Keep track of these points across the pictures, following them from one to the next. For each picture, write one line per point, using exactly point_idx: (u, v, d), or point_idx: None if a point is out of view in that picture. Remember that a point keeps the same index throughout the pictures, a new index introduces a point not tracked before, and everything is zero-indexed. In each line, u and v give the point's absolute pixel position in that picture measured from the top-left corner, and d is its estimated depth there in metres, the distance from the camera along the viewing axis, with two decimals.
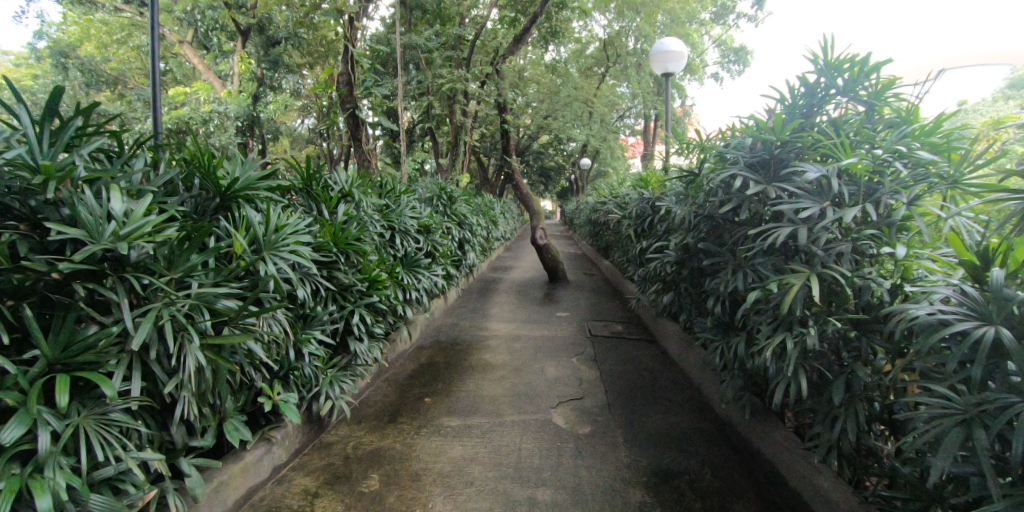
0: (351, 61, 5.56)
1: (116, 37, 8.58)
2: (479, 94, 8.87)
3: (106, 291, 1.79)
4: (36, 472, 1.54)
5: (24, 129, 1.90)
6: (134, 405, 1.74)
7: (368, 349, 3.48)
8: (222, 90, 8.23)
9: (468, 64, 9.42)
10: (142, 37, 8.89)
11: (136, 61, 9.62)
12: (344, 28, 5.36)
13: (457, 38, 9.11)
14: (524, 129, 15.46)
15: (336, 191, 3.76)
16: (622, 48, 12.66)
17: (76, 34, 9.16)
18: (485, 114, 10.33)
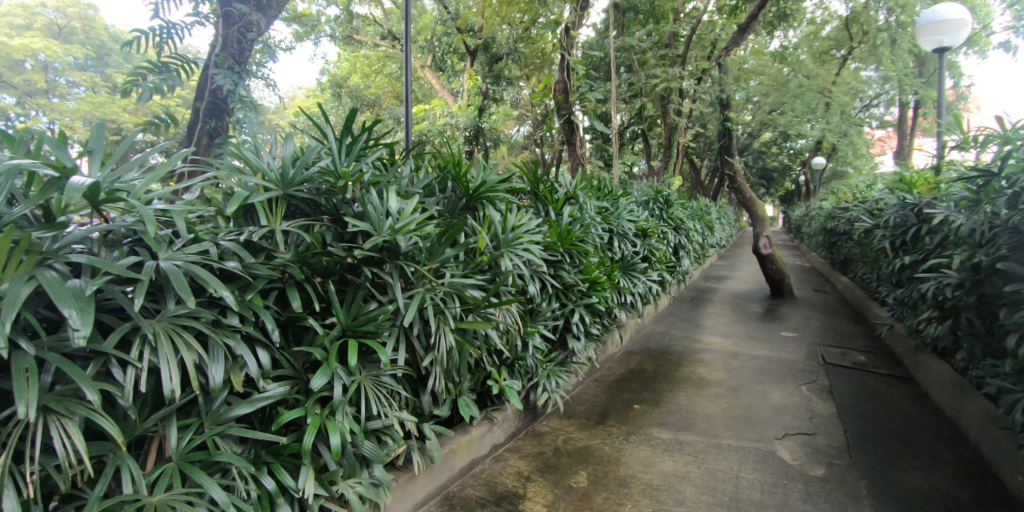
0: (567, 69, 5.63)
1: (375, 67, 10.27)
2: (696, 91, 8.44)
3: (385, 275, 2.15)
4: (330, 415, 1.86)
5: (329, 142, 2.39)
6: (399, 373, 2.07)
7: (584, 348, 3.58)
8: (455, 104, 8.78)
9: (684, 61, 9.05)
10: (394, 65, 10.38)
11: (388, 86, 11.29)
12: (560, 38, 5.58)
13: (672, 34, 8.81)
14: (747, 128, 14.23)
15: (563, 193, 3.95)
16: (872, 24, 10.85)
17: (346, 70, 11.09)
18: (703, 111, 9.77)
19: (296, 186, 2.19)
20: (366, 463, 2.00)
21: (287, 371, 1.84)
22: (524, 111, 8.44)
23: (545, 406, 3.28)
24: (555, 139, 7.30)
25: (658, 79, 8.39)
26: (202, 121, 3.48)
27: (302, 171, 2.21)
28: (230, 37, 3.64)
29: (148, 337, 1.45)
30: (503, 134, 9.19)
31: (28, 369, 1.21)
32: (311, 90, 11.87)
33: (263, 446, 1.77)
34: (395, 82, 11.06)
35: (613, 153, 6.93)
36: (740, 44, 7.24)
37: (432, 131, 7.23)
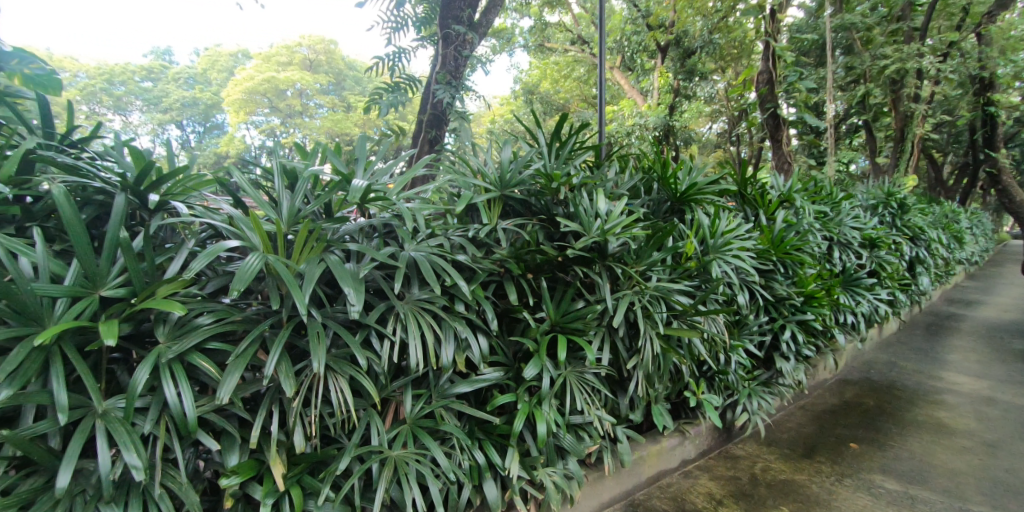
0: (773, 57, 5.20)
1: (565, 72, 10.47)
2: (943, 73, 7.03)
3: (594, 274, 2.21)
4: (537, 404, 1.97)
5: (541, 145, 2.55)
6: (603, 372, 2.12)
7: (794, 370, 3.22)
8: (643, 103, 8.60)
9: (925, 37, 7.62)
10: (583, 68, 10.40)
11: (576, 91, 11.39)
12: (765, 23, 5.10)
13: (909, 6, 7.47)
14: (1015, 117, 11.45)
15: (776, 196, 3.62)
16: None
17: (535, 78, 11.46)
18: (948, 95, 8.12)
19: (512, 187, 2.36)
20: (561, 454, 2.07)
21: (500, 358, 1.99)
22: (719, 107, 7.85)
23: (743, 428, 3.03)
24: (755, 136, 6.68)
25: (887, 60, 7.18)
26: (425, 130, 4.10)
27: (518, 174, 2.37)
28: (448, 55, 4.11)
29: (399, 314, 1.67)
30: (696, 133, 8.69)
31: (319, 331, 1.45)
32: (506, 98, 12.51)
33: (476, 424, 1.93)
34: (584, 85, 11.14)
35: (829, 150, 6.08)
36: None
37: (620, 133, 7.08)
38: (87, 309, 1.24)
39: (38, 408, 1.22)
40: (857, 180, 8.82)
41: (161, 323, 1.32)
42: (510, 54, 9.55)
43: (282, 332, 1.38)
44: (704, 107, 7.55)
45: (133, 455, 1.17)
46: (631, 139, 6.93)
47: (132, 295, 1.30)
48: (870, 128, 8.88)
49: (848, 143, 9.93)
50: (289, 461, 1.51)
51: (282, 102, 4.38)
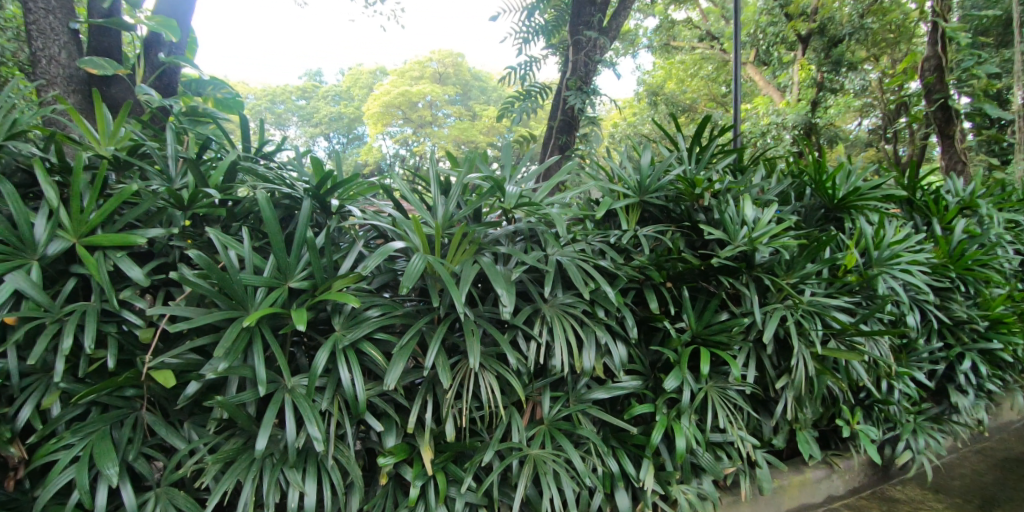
0: (942, 40, 4.67)
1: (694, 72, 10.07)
2: None
3: (741, 285, 2.11)
4: (676, 417, 1.91)
5: (680, 151, 2.49)
6: (748, 389, 2.01)
7: (974, 406, 2.79)
8: (780, 100, 8.00)
9: None
10: (711, 65, 10.34)
11: (705, 90, 10.87)
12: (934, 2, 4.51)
13: None
14: None
15: (953, 203, 3.17)
16: None
17: (660, 78, 11.10)
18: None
19: (651, 193, 2.32)
20: (696, 472, 1.99)
21: (638, 367, 1.96)
22: (874, 102, 7.02)
23: (905, 468, 2.68)
24: (919, 133, 5.89)
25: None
26: (555, 136, 4.16)
27: (657, 179, 2.33)
28: (579, 61, 4.16)
29: (545, 316, 1.71)
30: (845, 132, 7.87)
31: (473, 329, 1.53)
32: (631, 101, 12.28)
33: (611, 432, 1.92)
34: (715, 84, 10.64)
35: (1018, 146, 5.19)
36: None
37: (754, 134, 6.62)
38: (281, 296, 1.43)
39: (240, 380, 1.43)
40: None
41: (336, 313, 1.47)
42: (635, 57, 9.39)
43: (440, 327, 1.48)
44: (854, 103, 6.81)
45: (315, 428, 1.32)
46: (768, 140, 6.44)
47: (315, 287, 1.48)
48: None
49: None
50: (436, 448, 1.61)
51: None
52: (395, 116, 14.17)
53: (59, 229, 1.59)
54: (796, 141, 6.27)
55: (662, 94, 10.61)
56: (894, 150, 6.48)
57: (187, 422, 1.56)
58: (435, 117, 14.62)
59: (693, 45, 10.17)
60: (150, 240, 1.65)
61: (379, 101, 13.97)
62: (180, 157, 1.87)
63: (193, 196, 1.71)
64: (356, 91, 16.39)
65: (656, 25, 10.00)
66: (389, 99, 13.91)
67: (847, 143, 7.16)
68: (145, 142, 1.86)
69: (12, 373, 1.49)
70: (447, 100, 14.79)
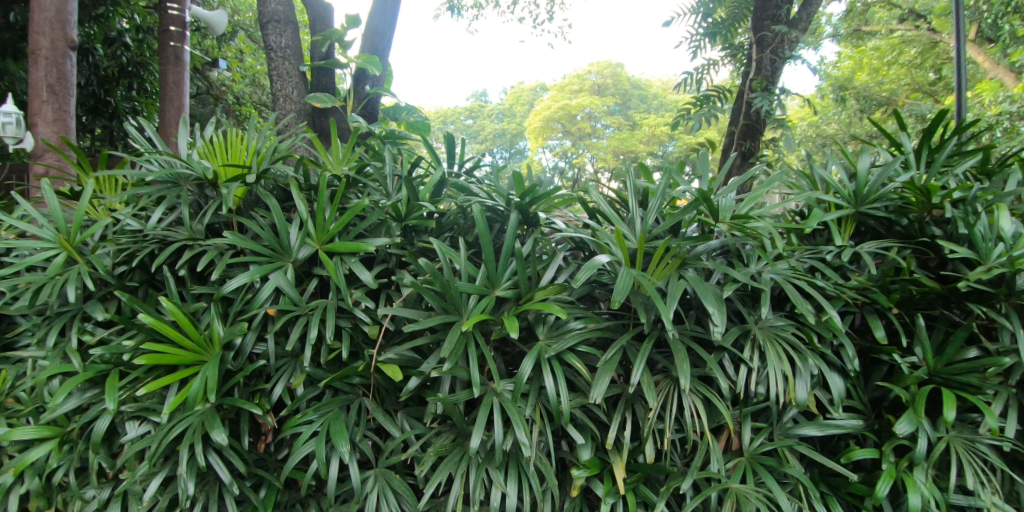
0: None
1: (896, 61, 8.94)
2: None
3: (999, 316, 1.75)
4: (908, 468, 1.64)
5: (907, 154, 2.17)
6: (1008, 445, 1.65)
7: None
8: (1015, 84, 6.69)
9: None
10: (916, 50, 8.85)
11: (907, 78, 9.45)
12: None
13: None
14: None
15: None
16: None
17: (849, 70, 9.93)
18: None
19: (871, 203, 2.03)
20: None
21: (858, 403, 1.73)
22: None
23: None
24: None
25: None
26: (738, 142, 3.89)
27: (879, 187, 2.03)
28: (764, 60, 3.85)
29: (757, 340, 1.58)
30: None
31: (679, 349, 1.47)
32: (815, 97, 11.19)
33: (822, 475, 1.71)
34: (921, 72, 9.29)
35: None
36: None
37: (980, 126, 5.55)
38: (490, 304, 1.51)
39: (451, 381, 1.54)
40: None
41: (540, 323, 1.51)
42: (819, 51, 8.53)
43: (646, 344, 1.45)
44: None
45: (522, 434, 1.37)
46: (997, 132, 5.29)
47: (519, 297, 1.54)
48: None
49: None
50: (627, 467, 1.57)
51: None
52: (555, 129, 14.53)
53: (308, 237, 1.87)
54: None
55: (852, 87, 9.39)
56: None
57: (401, 412, 1.72)
58: (594, 129, 14.71)
59: (891, 28, 8.90)
60: (375, 248, 1.86)
61: (539, 116, 14.55)
62: (395, 175, 2.08)
63: (409, 208, 1.89)
64: (518, 108, 17.02)
65: (844, 12, 9.00)
66: (549, 114, 14.43)
67: None
68: (368, 162, 2.12)
69: (271, 357, 1.78)
70: (607, 110, 14.77)
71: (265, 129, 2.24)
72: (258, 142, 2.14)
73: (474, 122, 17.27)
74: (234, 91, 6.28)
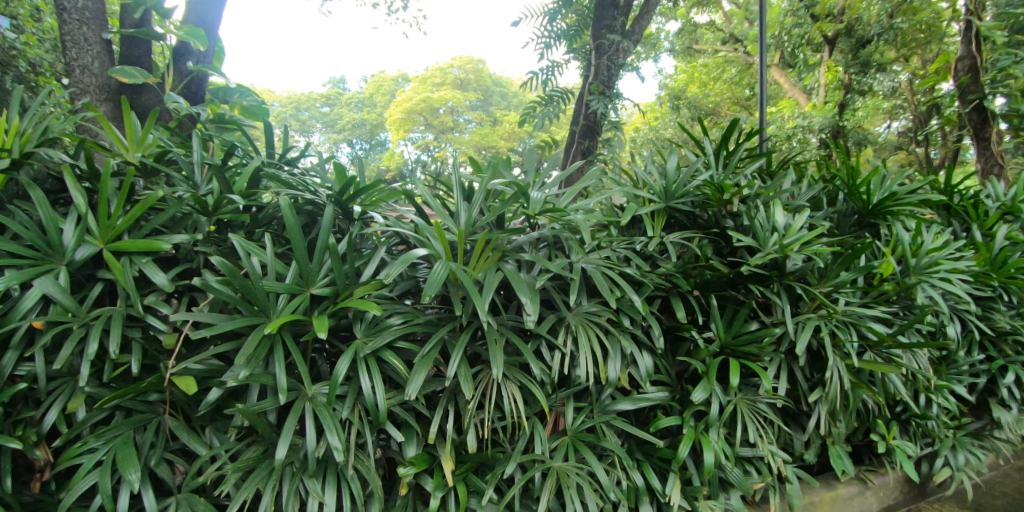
0: (977, 40, 4.67)
1: (720, 76, 10.04)
2: None
3: (772, 295, 2.05)
4: (703, 430, 1.85)
5: (708, 155, 2.43)
6: (780, 402, 1.94)
7: (1017, 423, 2.72)
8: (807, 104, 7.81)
9: None
10: (734, 68, 9.96)
11: (728, 92, 10.37)
12: None
13: None
14: None
15: (994, 210, 3.11)
16: None
17: (683, 82, 10.99)
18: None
19: (678, 198, 2.25)
20: (725, 487, 1.93)
21: (664, 377, 1.91)
22: (904, 104, 6.67)
23: (943, 484, 2.59)
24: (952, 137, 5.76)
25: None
26: (578, 140, 4.10)
27: (685, 184, 2.26)
28: (601, 66, 4.11)
29: (569, 326, 1.67)
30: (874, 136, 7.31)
31: (496, 338, 1.51)
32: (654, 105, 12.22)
33: (636, 445, 1.86)
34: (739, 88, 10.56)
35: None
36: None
37: (779, 138, 6.18)
38: (302, 303, 1.43)
39: (259, 388, 1.43)
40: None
41: (358, 320, 1.46)
42: (659, 61, 9.34)
43: (464, 336, 1.46)
44: (882, 105, 6.52)
45: (335, 438, 1.31)
46: (793, 144, 6.11)
47: (336, 294, 1.47)
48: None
49: None
50: (456, 458, 1.58)
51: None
52: (416, 122, 14.27)
53: (88, 234, 1.60)
54: (823, 145, 6.02)
55: (685, 97, 10.42)
56: (930, 155, 6.17)
57: (209, 427, 1.55)
58: (456, 123, 14.70)
59: (716, 48, 9.74)
60: (175, 246, 1.65)
61: (400, 108, 14.19)
62: (205, 164, 1.86)
63: (217, 201, 1.71)
64: (378, 98, 16.38)
65: (678, 29, 9.96)
66: (410, 105, 14.08)
67: (875, 147, 6.78)
68: (171, 149, 1.87)
69: (38, 377, 1.50)
70: (469, 106, 14.82)
71: (38, 107, 1.88)
72: (24, 121, 1.79)
73: (330, 112, 16.33)
74: (28, 57, 5.10)
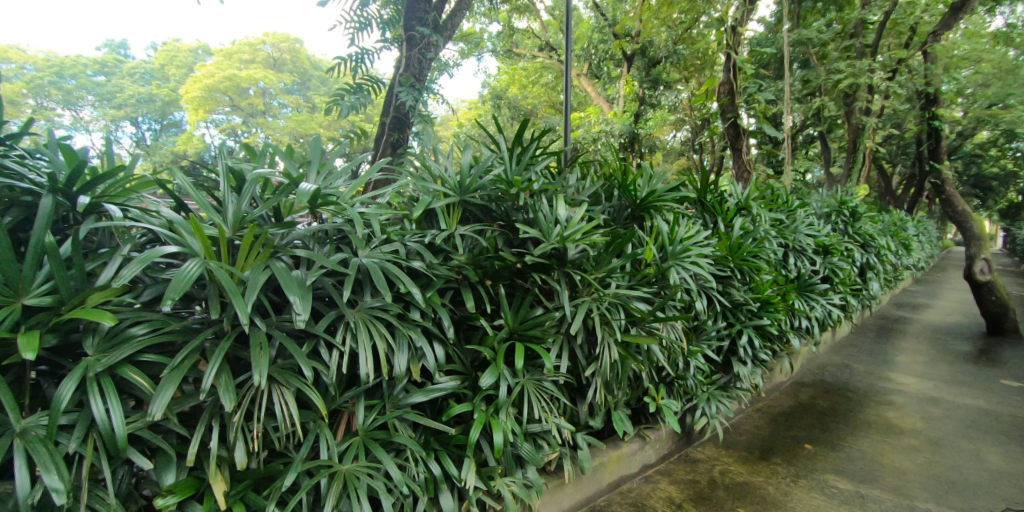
0: (734, 69, 5.44)
1: (535, 79, 10.59)
2: (889, 87, 7.36)
3: (552, 282, 2.23)
4: (494, 413, 1.94)
5: (502, 151, 2.51)
6: (561, 379, 2.11)
7: (751, 374, 3.34)
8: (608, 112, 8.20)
9: (876, 52, 7.92)
10: (551, 75, 10.51)
11: (545, 96, 11.21)
12: (726, 36, 5.31)
13: (860, 24, 7.86)
14: (958, 125, 12.14)
15: (733, 204, 3.77)
16: None
17: (504, 83, 11.37)
18: (895, 110, 8.35)
19: (472, 192, 2.32)
20: (520, 463, 2.04)
21: (457, 366, 1.96)
22: (683, 117, 7.70)
23: (702, 431, 3.08)
24: (718, 143, 6.85)
25: (841, 74, 7.60)
26: (388, 133, 3.98)
27: (478, 179, 2.34)
28: (413, 57, 4.02)
29: (349, 324, 1.65)
30: (662, 141, 8.32)
31: (261, 343, 1.46)
32: (476, 103, 12.46)
33: (432, 434, 1.88)
34: (553, 92, 11.26)
35: (785, 159, 6.24)
36: (951, 28, 6.05)
37: (586, 141, 6.78)
38: (12, 316, 1.25)
39: None
40: (812, 187, 8.86)
41: (90, 334, 1.34)
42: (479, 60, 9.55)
43: (224, 345, 1.40)
44: (666, 116, 7.46)
45: (55, 477, 1.18)
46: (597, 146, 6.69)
47: (60, 305, 1.32)
48: (826, 137, 9.20)
49: (806, 153, 10.12)
50: (232, 478, 1.47)
51: (246, 101, 5.38)
52: None
53: None
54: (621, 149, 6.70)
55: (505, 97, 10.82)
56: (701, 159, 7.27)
57: None
58: None
59: (534, 54, 10.00)
60: None
61: None
62: None
63: None
64: None
65: None
66: None
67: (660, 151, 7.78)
68: None
69: None
70: None
71: None
72: None
73: None
74: None
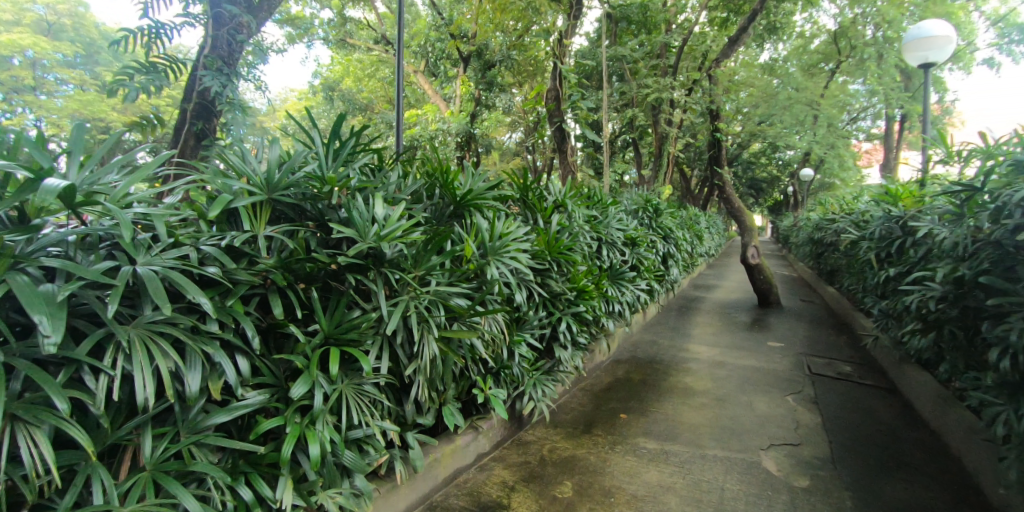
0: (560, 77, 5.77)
1: (367, 72, 10.17)
2: (684, 101, 8.46)
3: (369, 282, 2.16)
4: (310, 424, 1.82)
5: (317, 146, 2.35)
6: (381, 381, 2.06)
7: (571, 357, 3.60)
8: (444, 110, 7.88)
9: (674, 71, 9.06)
10: (386, 70, 10.18)
11: (381, 91, 10.82)
12: (552, 46, 5.65)
13: (662, 45, 8.93)
14: (735, 136, 14.42)
15: (551, 202, 4.02)
16: (859, 37, 10.65)
17: (336, 75, 10.75)
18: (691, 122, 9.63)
19: (282, 190, 2.14)
20: (346, 472, 1.94)
21: (268, 378, 1.81)
22: (515, 118, 8.03)
23: (531, 415, 3.25)
24: (546, 143, 7.26)
25: (648, 88, 8.53)
26: (190, 122, 3.45)
27: (287, 176, 2.16)
28: (221, 40, 3.56)
29: (122, 344, 1.44)
30: (496, 142, 8.54)
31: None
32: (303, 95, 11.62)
33: (240, 455, 1.70)
34: (388, 88, 10.94)
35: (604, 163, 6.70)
36: (729, 55, 7.16)
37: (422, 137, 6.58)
38: None
39: None
40: (626, 187, 9.83)
41: None
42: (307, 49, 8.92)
43: None
44: (500, 117, 7.69)
45: None
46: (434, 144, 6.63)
47: None
48: (637, 143, 10.28)
49: (622, 156, 11.19)
50: None
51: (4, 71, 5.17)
52: None
53: None
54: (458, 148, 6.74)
55: None
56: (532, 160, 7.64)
57: None
58: None
59: (368, 46, 9.51)
60: None
61: None
62: None
63: None
64: None
65: None
66: None
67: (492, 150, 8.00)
68: None
69: None
70: None
71: None
72: None
73: None
74: None
